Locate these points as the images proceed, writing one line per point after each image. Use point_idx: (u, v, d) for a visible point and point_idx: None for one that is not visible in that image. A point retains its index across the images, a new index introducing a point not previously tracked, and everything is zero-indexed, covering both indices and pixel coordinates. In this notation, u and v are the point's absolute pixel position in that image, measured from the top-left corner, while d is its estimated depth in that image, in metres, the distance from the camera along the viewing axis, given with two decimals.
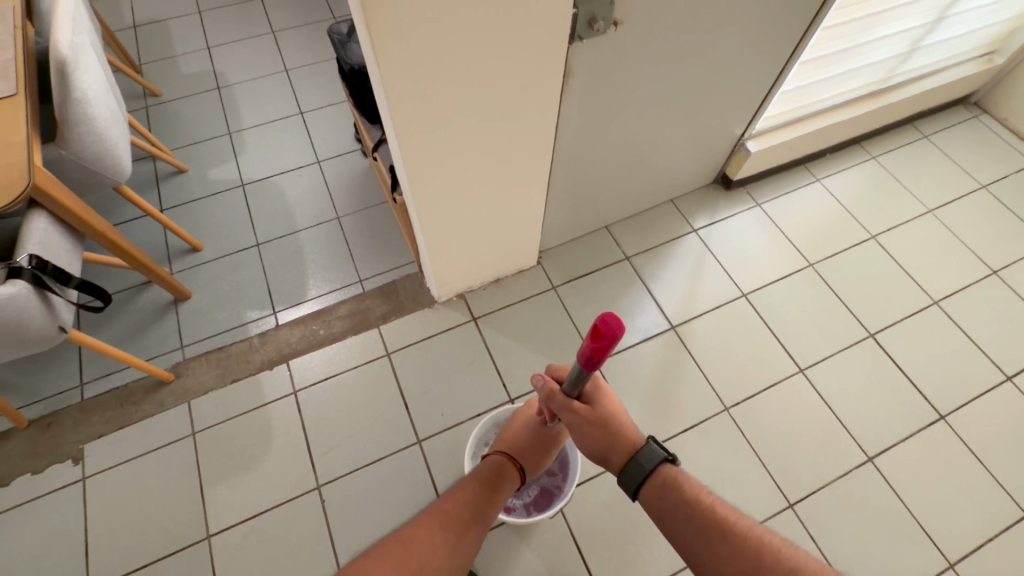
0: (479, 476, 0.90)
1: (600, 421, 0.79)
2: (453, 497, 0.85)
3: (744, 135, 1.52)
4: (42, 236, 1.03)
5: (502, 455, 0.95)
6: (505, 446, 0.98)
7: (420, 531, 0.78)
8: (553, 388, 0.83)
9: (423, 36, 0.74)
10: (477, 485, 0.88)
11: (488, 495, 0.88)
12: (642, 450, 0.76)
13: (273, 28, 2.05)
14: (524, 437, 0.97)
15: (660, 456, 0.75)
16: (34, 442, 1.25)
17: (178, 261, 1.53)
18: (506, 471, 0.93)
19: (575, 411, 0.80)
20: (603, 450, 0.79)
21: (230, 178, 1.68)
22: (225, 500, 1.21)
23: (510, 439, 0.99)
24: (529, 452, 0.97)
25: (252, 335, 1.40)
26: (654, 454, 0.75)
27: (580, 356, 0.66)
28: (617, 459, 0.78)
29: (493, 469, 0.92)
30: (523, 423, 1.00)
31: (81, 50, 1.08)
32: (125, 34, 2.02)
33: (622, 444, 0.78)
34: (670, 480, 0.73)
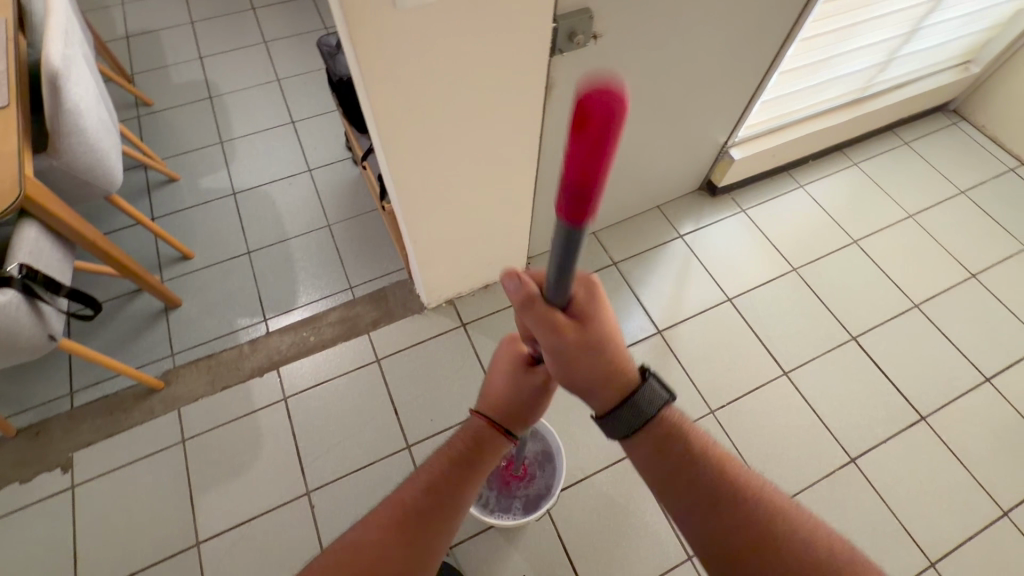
0: (453, 455, 0.65)
1: (591, 344, 0.55)
2: (418, 489, 0.62)
3: (728, 143, 1.55)
4: (33, 245, 1.04)
5: (480, 420, 0.68)
6: (485, 408, 0.69)
7: (368, 548, 0.56)
8: (533, 291, 0.52)
9: (405, 50, 0.76)
10: (449, 466, 0.64)
11: (465, 476, 0.64)
12: (641, 393, 0.57)
13: (265, 38, 2.07)
14: (512, 392, 0.67)
15: (661, 400, 0.58)
16: (22, 451, 1.25)
17: (168, 269, 1.54)
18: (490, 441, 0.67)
19: (562, 331, 0.53)
20: (585, 383, 0.58)
21: (221, 186, 1.69)
22: (214, 507, 1.21)
23: (494, 394, 0.69)
24: (517, 415, 0.68)
25: (242, 342, 1.41)
26: (655, 398, 0.57)
27: (559, 202, 0.36)
28: (604, 398, 0.58)
29: (473, 440, 0.67)
30: (503, 372, 0.68)
31: (72, 62, 1.10)
32: (117, 44, 2.04)
33: (616, 380, 0.57)
34: (671, 438, 0.58)
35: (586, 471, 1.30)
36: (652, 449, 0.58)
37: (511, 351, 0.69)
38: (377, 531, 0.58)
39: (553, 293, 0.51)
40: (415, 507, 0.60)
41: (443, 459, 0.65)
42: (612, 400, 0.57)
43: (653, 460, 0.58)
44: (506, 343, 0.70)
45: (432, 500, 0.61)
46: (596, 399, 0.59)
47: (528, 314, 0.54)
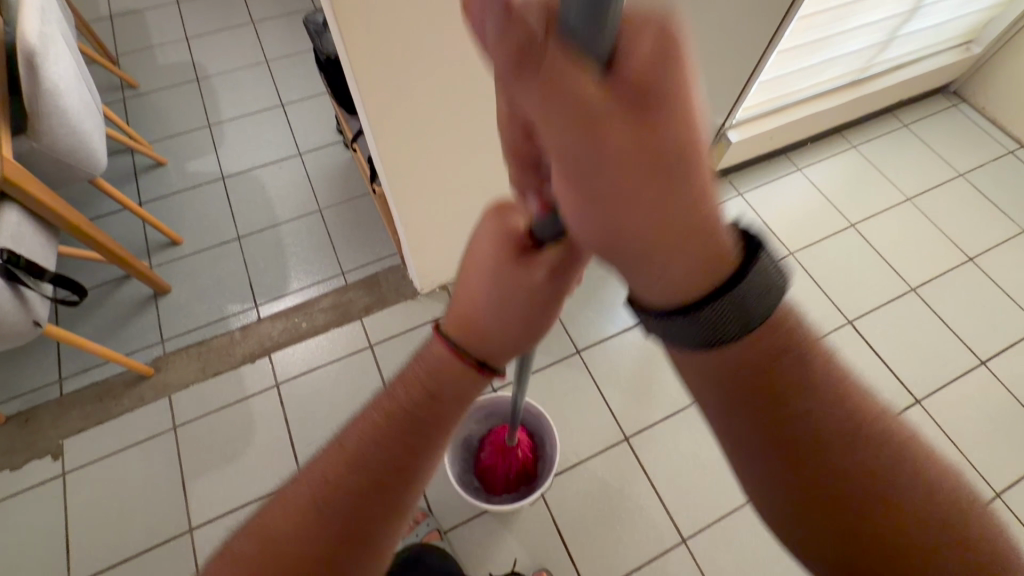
0: (393, 402, 0.49)
1: (665, 162, 0.27)
2: (345, 446, 0.47)
3: (725, 125, 1.52)
4: (14, 230, 1.02)
5: (443, 341, 0.49)
6: (451, 323, 0.49)
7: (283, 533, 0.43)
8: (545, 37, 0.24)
9: (392, 24, 0.73)
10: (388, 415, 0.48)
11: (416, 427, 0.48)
12: (739, 278, 0.33)
13: (253, 19, 2.02)
14: (495, 302, 0.46)
15: (772, 285, 0.34)
16: (12, 438, 1.24)
17: (157, 255, 1.51)
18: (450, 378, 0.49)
19: (603, 127, 0.26)
20: (649, 254, 0.31)
21: (210, 171, 1.66)
22: (207, 494, 1.21)
23: (461, 305, 0.48)
24: (499, 333, 0.48)
25: (233, 328, 1.40)
26: (757, 286, 0.33)
27: None
28: (681, 280, 0.32)
29: (428, 384, 0.49)
30: (479, 272, 0.45)
31: (50, 40, 1.06)
32: (101, 24, 1.99)
33: (701, 247, 0.31)
34: (757, 365, 0.37)
35: (580, 456, 1.30)
36: (723, 384, 0.38)
37: (495, 234, 0.44)
38: (291, 511, 0.44)
39: (578, 35, 0.23)
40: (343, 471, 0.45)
41: (382, 404, 0.49)
42: (693, 289, 0.33)
43: (721, 398, 0.38)
44: (486, 220, 0.45)
45: (372, 462, 0.46)
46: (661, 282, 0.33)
47: (530, 89, 0.25)
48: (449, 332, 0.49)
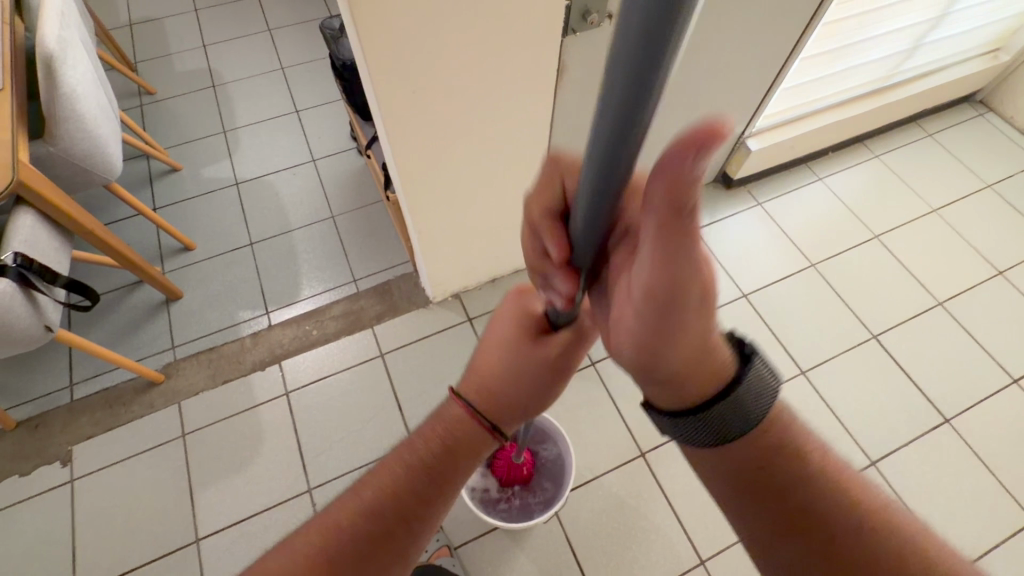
0: (387, 482, 0.53)
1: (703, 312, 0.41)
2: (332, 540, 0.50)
3: (745, 133, 1.50)
4: (28, 234, 1.01)
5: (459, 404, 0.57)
6: (476, 390, 0.57)
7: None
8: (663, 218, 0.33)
9: (411, 30, 0.71)
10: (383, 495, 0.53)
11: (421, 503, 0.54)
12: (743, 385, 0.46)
13: (269, 26, 2.03)
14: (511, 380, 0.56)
15: (767, 391, 0.47)
16: (22, 444, 1.23)
17: (170, 261, 1.51)
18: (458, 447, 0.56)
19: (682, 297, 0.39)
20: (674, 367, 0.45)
21: (225, 176, 1.66)
22: (214, 504, 1.18)
23: (480, 379, 0.57)
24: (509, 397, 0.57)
25: (244, 335, 1.38)
26: (760, 391, 0.47)
27: None
28: (701, 381, 0.46)
29: (443, 442, 0.56)
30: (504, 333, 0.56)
31: (69, 45, 1.06)
32: (120, 32, 2.01)
33: (706, 368, 0.46)
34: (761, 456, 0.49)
35: (594, 472, 1.26)
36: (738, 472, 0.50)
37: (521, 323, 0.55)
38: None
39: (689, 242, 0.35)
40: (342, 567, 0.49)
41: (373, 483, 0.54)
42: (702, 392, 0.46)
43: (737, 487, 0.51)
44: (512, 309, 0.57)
45: (385, 512, 0.52)
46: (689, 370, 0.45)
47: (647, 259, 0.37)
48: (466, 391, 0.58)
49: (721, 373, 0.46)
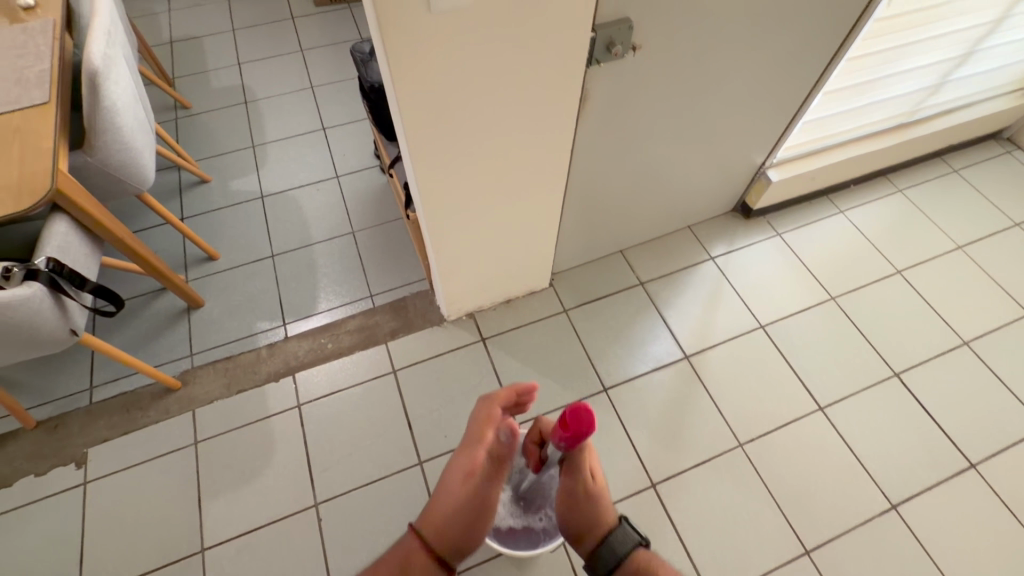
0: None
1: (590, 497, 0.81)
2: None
3: (765, 163, 1.50)
4: (61, 240, 1.05)
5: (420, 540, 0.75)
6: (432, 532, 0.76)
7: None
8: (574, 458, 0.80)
9: (441, 61, 0.74)
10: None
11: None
12: (615, 535, 0.78)
13: (302, 47, 2.11)
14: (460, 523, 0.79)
15: (633, 542, 0.77)
16: (40, 443, 1.26)
17: (193, 270, 1.55)
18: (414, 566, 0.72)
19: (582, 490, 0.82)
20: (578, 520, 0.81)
21: (251, 189, 1.71)
22: (221, 514, 1.19)
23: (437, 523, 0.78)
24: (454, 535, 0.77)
25: (260, 346, 1.40)
26: (627, 539, 0.77)
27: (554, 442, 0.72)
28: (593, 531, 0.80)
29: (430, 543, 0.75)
30: (449, 481, 0.83)
31: (113, 62, 1.12)
32: (161, 49, 2.10)
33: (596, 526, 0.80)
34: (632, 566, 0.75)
35: None
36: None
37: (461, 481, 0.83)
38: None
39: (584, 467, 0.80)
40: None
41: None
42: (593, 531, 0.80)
43: None
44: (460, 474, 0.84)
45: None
46: (576, 524, 0.81)
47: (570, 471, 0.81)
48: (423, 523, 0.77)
49: (601, 526, 0.79)
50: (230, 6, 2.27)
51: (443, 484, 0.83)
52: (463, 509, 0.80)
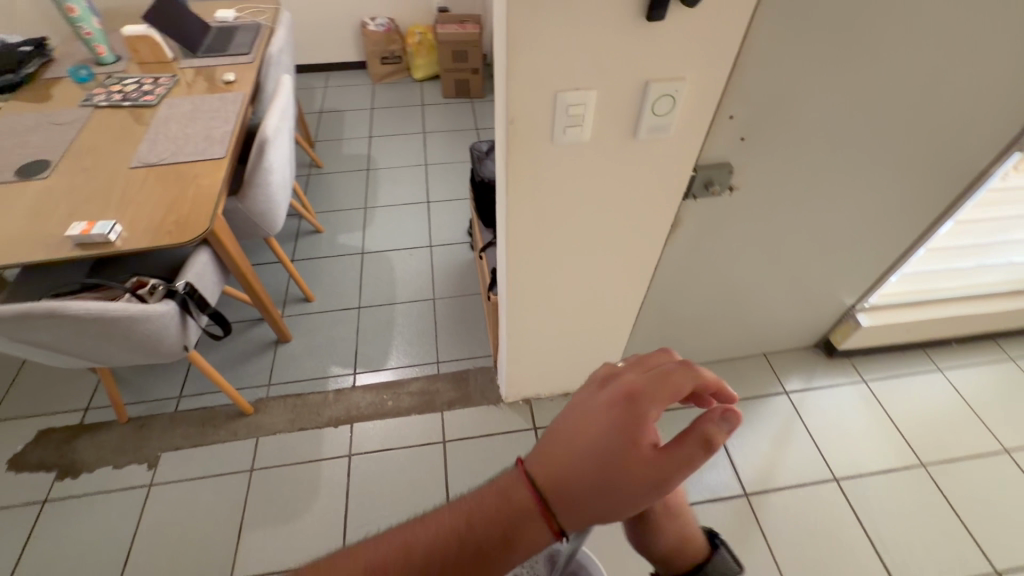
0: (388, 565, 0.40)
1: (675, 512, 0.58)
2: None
3: (855, 306, 1.45)
4: (200, 268, 1.22)
5: (526, 491, 0.42)
6: (545, 486, 0.43)
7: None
8: None
9: (552, 181, 0.82)
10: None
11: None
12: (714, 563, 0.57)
13: (425, 129, 2.40)
14: (600, 492, 0.42)
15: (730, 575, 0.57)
16: (126, 439, 1.39)
17: (290, 307, 1.71)
18: (521, 543, 0.41)
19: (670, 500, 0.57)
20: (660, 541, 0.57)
21: (354, 245, 1.90)
22: (256, 548, 1.22)
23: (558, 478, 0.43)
24: (588, 501, 0.42)
25: (329, 389, 1.50)
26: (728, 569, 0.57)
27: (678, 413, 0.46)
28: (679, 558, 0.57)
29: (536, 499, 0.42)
30: (596, 444, 0.43)
31: (280, 132, 1.35)
32: (311, 117, 2.48)
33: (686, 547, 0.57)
34: None
35: None
36: None
37: (612, 423, 0.44)
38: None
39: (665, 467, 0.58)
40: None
41: (366, 551, 0.42)
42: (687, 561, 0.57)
43: None
44: (608, 409, 0.45)
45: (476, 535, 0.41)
46: (664, 543, 0.56)
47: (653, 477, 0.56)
48: (537, 468, 0.44)
49: (694, 548, 0.57)
50: (373, 88, 2.67)
51: (567, 428, 0.46)
52: (613, 497, 0.43)
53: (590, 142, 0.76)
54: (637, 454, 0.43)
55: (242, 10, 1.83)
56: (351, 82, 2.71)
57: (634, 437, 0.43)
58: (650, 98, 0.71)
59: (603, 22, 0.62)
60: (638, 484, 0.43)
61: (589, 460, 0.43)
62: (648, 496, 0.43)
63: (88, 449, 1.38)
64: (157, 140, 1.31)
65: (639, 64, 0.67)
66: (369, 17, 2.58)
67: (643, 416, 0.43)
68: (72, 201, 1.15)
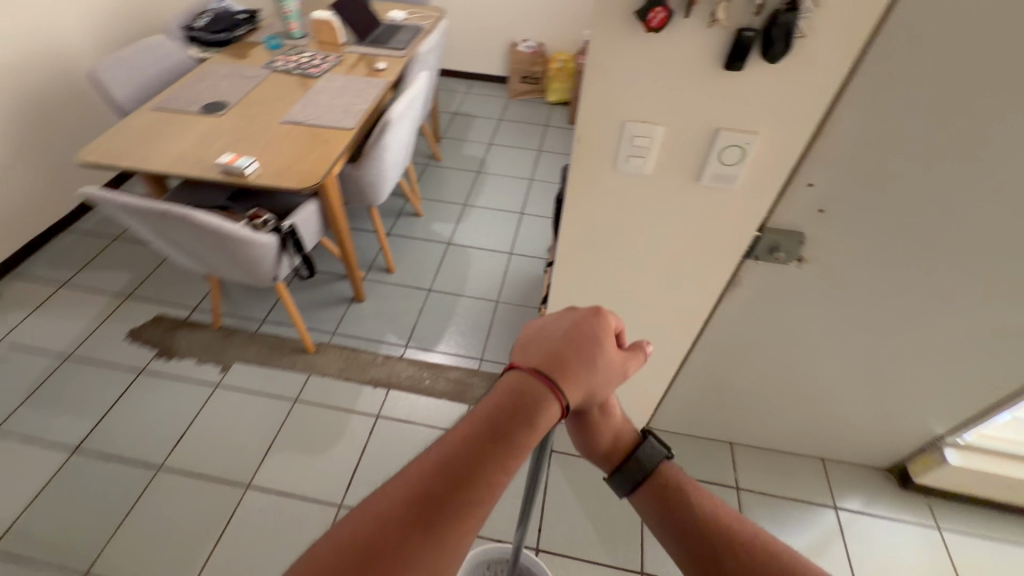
0: (421, 484, 0.41)
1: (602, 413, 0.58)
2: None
3: (945, 438, 1.25)
4: (306, 216, 1.41)
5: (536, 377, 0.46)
6: (551, 370, 0.47)
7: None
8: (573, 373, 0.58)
9: (607, 206, 0.85)
10: (410, 509, 0.39)
11: (447, 515, 0.40)
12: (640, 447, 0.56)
13: (541, 148, 2.52)
14: (591, 373, 0.49)
15: (661, 456, 0.55)
16: (212, 341, 1.64)
17: (372, 272, 1.89)
18: (538, 417, 0.45)
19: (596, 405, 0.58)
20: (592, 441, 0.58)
21: (444, 235, 2.05)
22: (276, 467, 1.36)
23: (562, 366, 0.47)
24: (586, 381, 0.48)
25: (380, 353, 1.63)
26: (654, 452, 0.55)
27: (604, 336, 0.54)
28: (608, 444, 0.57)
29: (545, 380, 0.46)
30: (583, 340, 0.50)
31: (404, 118, 1.52)
32: (445, 116, 2.73)
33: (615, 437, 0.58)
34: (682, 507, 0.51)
35: None
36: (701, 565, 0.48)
37: (592, 329, 0.51)
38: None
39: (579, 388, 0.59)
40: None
41: (395, 489, 0.41)
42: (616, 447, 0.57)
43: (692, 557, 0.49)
44: (585, 320, 0.51)
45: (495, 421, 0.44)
46: (601, 443, 0.58)
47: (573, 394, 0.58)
48: (533, 361, 0.48)
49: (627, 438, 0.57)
50: (507, 102, 2.86)
51: (537, 338, 0.51)
52: (597, 382, 0.50)
53: (651, 176, 0.78)
54: (610, 350, 0.51)
55: (411, 14, 2.08)
56: (490, 93, 2.93)
57: (607, 338, 0.51)
58: (717, 146, 0.71)
59: (681, 65, 0.64)
60: (611, 373, 0.51)
61: (580, 355, 0.49)
62: (617, 381, 0.52)
63: (184, 341, 1.64)
64: (307, 105, 1.55)
65: (711, 111, 0.68)
66: (521, 39, 2.78)
67: (598, 322, 0.51)
68: (230, 137, 1.41)
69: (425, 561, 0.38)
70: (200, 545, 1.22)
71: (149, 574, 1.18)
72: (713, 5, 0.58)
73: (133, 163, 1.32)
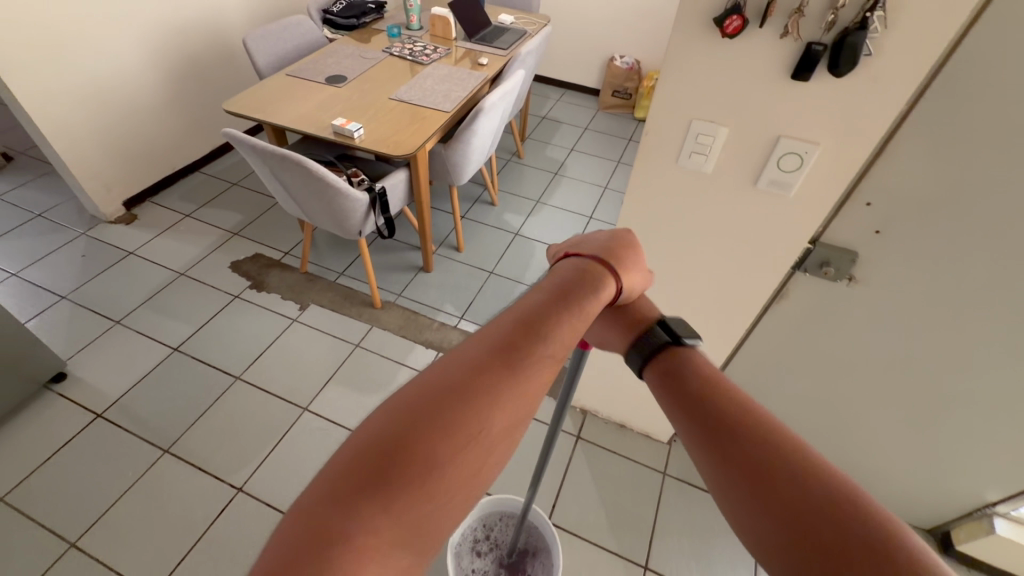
0: (501, 339, 0.46)
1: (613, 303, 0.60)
2: (436, 423, 0.39)
3: (995, 507, 1.18)
4: (395, 183, 1.58)
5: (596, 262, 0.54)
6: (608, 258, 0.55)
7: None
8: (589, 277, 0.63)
9: (666, 200, 0.92)
10: (495, 357, 0.44)
11: (530, 359, 0.45)
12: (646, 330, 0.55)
13: (620, 160, 2.58)
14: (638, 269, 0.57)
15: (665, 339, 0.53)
16: (297, 282, 1.86)
17: (443, 248, 2.04)
18: (596, 290, 0.52)
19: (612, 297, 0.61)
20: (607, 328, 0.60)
21: (513, 225, 2.17)
22: (330, 398, 1.53)
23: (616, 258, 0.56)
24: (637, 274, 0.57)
25: (436, 320, 1.76)
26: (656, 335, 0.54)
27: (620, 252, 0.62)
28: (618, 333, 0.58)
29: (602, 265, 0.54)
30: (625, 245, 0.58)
31: (495, 108, 1.63)
32: (534, 119, 2.87)
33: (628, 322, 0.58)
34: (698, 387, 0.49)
35: None
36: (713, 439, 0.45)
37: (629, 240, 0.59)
38: (408, 527, 0.35)
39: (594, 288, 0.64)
40: (438, 454, 0.38)
41: (473, 347, 0.46)
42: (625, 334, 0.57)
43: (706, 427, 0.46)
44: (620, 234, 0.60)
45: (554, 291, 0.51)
46: (618, 332, 0.58)
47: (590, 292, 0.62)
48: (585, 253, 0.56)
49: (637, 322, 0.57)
50: (595, 113, 2.95)
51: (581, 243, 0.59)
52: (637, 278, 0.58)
53: (710, 175, 0.84)
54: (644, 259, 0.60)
55: (519, 19, 2.23)
56: (581, 103, 3.03)
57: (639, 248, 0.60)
58: (777, 153, 0.77)
59: (750, 72, 0.70)
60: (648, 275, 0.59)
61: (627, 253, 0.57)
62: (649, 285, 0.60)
63: (275, 278, 1.87)
64: (413, 87, 1.72)
65: (774, 119, 0.74)
66: (619, 55, 2.86)
67: (635, 234, 0.60)
68: (345, 106, 1.61)
69: (518, 388, 0.43)
70: (256, 450, 1.40)
71: (214, 463, 1.37)
72: (787, 18, 0.64)
73: (265, 116, 1.54)
